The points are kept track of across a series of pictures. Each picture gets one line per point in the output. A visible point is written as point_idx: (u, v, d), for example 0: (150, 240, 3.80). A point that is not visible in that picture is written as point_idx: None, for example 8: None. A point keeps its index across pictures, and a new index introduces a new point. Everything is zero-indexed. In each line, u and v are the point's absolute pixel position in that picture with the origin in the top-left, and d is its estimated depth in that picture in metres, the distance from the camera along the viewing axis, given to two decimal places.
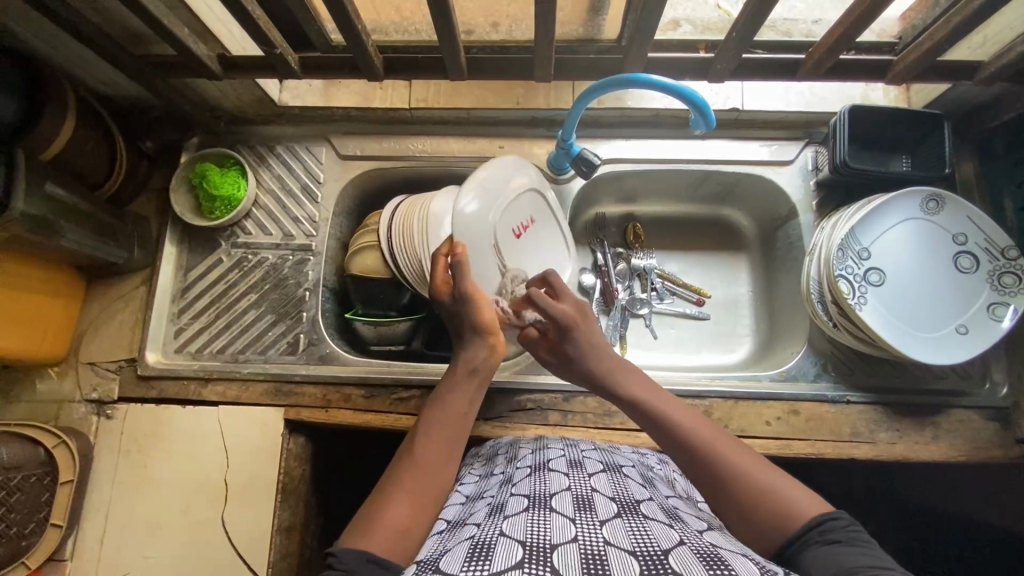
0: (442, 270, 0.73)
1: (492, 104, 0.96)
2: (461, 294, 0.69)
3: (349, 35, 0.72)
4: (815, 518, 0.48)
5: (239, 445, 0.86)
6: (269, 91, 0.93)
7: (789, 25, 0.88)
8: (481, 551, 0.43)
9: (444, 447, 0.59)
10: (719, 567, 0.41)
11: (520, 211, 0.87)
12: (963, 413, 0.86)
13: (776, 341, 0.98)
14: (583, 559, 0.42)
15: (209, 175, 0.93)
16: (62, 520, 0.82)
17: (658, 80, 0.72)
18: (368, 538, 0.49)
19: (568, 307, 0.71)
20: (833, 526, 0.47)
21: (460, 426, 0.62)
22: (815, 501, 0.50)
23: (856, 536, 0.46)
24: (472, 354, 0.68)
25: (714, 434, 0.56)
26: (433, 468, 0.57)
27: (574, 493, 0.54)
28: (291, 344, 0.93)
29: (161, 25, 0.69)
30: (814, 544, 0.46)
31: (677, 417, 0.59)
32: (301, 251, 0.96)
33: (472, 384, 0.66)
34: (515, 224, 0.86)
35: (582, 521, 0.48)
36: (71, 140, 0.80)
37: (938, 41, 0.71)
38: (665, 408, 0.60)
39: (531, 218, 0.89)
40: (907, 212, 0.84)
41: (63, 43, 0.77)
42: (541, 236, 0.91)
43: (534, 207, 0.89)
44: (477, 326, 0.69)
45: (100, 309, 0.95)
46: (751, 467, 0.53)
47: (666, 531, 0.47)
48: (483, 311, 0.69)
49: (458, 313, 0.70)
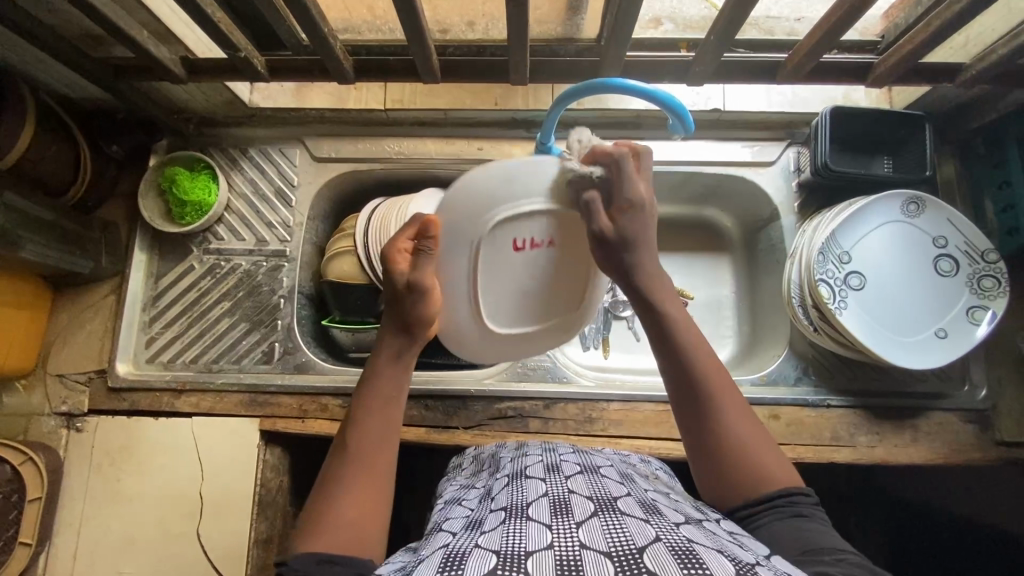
0: (408, 236, 0.60)
1: (470, 105, 0.94)
2: (414, 281, 0.58)
3: (315, 37, 0.69)
4: (784, 490, 0.52)
5: (213, 455, 0.85)
6: (239, 93, 0.90)
7: (772, 23, 0.86)
8: (454, 560, 0.43)
9: (380, 436, 0.56)
10: (694, 566, 0.40)
11: (541, 223, 0.57)
12: (943, 415, 0.86)
13: (760, 345, 0.98)
14: (557, 564, 0.41)
15: (179, 180, 0.90)
16: (32, 539, 0.80)
17: (635, 86, 0.67)
18: (314, 543, 0.48)
19: (642, 191, 0.54)
20: (800, 500, 0.51)
21: (392, 414, 0.57)
22: (788, 473, 0.54)
23: (817, 512, 0.51)
24: (393, 339, 0.60)
25: (717, 375, 0.56)
26: (373, 463, 0.54)
27: (551, 498, 0.53)
28: (266, 353, 0.91)
29: (118, 28, 0.66)
30: (780, 513, 0.51)
31: (699, 363, 0.56)
32: (275, 257, 0.94)
33: (396, 370, 0.60)
34: (515, 240, 0.58)
35: (558, 526, 0.47)
36: (33, 146, 0.77)
37: (919, 45, 0.70)
38: (688, 339, 0.57)
39: (555, 240, 0.58)
40: (886, 216, 0.83)
41: (19, 47, 0.73)
42: (566, 261, 0.60)
43: (576, 231, 0.58)
44: (411, 319, 0.59)
45: (68, 319, 0.92)
46: (734, 412, 0.55)
47: (641, 526, 0.46)
48: (432, 307, 0.59)
49: (402, 302, 0.59)
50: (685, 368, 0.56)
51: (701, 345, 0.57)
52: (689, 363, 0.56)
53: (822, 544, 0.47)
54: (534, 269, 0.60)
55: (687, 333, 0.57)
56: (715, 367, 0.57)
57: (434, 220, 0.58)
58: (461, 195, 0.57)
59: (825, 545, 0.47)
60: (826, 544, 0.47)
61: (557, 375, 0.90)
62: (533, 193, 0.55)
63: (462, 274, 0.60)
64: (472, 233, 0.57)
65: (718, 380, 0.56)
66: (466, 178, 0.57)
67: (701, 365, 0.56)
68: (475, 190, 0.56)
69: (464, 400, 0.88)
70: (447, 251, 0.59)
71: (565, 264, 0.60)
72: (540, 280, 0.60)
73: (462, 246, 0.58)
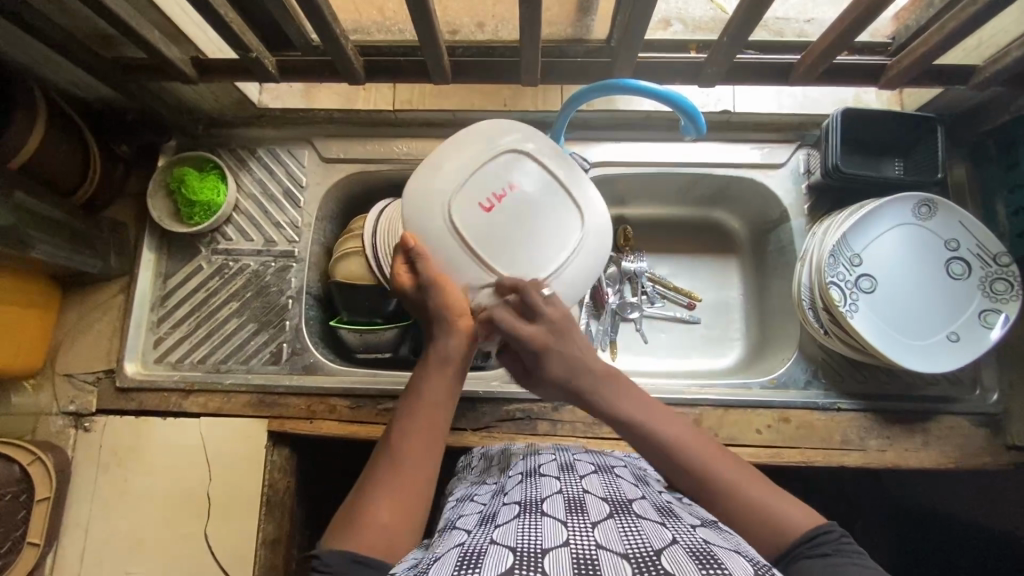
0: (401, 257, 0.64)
1: (479, 106, 0.94)
2: (422, 280, 0.61)
3: (327, 38, 0.69)
4: (807, 533, 0.48)
5: (222, 455, 0.85)
6: (248, 93, 0.90)
7: (781, 24, 0.85)
8: (470, 559, 0.42)
9: (426, 443, 0.56)
10: (712, 566, 0.40)
11: (489, 177, 0.63)
12: (955, 419, 0.85)
13: (768, 348, 0.97)
14: (574, 563, 0.41)
15: (188, 180, 0.90)
16: (40, 539, 0.80)
17: (648, 87, 0.69)
18: (348, 540, 0.48)
19: (541, 332, 0.59)
20: (825, 540, 0.47)
21: (438, 419, 0.58)
22: (804, 513, 0.50)
23: (847, 549, 0.47)
24: (440, 344, 0.60)
25: (678, 433, 0.55)
26: (419, 468, 0.54)
27: (566, 496, 0.53)
28: (274, 353, 0.91)
29: (129, 27, 0.66)
30: (805, 555, 0.47)
31: (675, 441, 0.55)
32: (283, 257, 0.94)
33: (449, 375, 0.60)
34: (478, 199, 0.63)
35: (574, 524, 0.47)
36: (43, 146, 0.77)
37: (935, 46, 0.69)
38: (655, 426, 0.56)
39: (510, 182, 0.63)
40: (898, 218, 0.82)
41: (30, 47, 0.73)
42: (541, 201, 0.64)
43: (521, 171, 0.64)
44: (441, 315, 0.60)
45: (76, 319, 0.92)
46: (704, 458, 0.53)
47: (658, 529, 0.46)
48: (449, 296, 0.61)
49: (424, 305, 0.62)
50: (644, 436, 0.56)
51: (673, 426, 0.56)
52: (665, 444, 0.55)
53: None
54: (517, 219, 0.63)
55: (655, 418, 0.57)
56: (694, 441, 0.55)
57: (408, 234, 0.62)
58: (414, 198, 0.63)
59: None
60: None
61: None
62: (470, 158, 0.63)
63: (459, 255, 0.62)
64: (440, 210, 0.62)
65: (700, 453, 0.54)
66: (410, 182, 0.64)
67: (680, 446, 0.54)
68: (422, 181, 0.63)
69: (472, 402, 0.88)
70: (436, 250, 0.62)
71: (540, 200, 0.64)
72: (524, 223, 0.63)
73: (443, 229, 0.62)
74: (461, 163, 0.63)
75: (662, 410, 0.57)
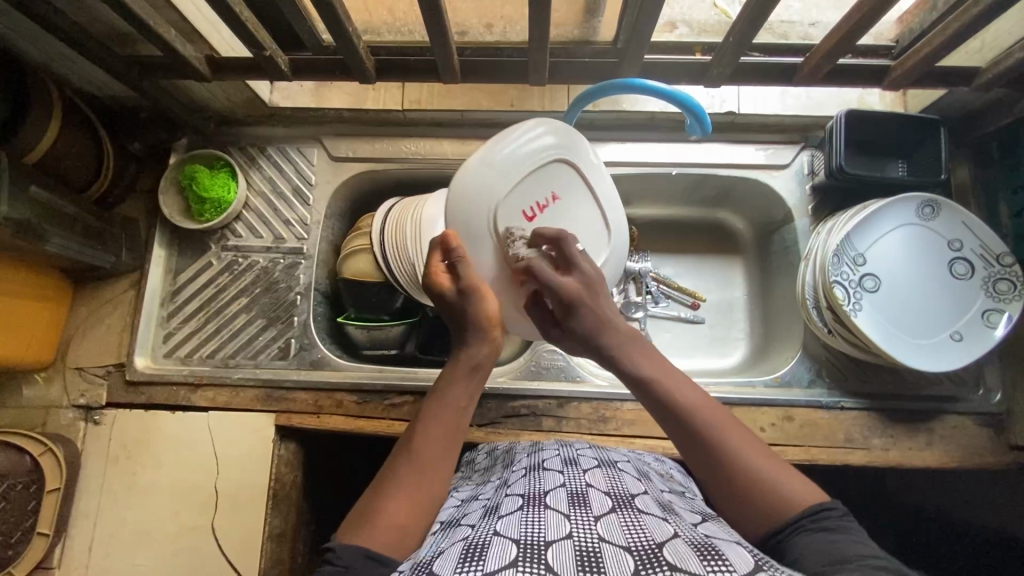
0: (439, 257, 0.66)
1: (485, 106, 0.95)
2: (462, 286, 0.63)
3: (339, 36, 0.70)
4: (809, 508, 0.49)
5: (231, 448, 0.86)
6: (260, 92, 0.91)
7: (786, 27, 0.87)
8: (474, 551, 0.43)
9: (443, 445, 0.57)
10: (714, 558, 0.40)
11: (534, 184, 0.65)
12: (958, 419, 0.86)
13: (772, 347, 0.98)
14: (577, 555, 0.41)
15: (199, 177, 0.91)
16: (50, 529, 0.81)
17: (655, 86, 0.69)
18: (364, 535, 0.49)
19: (573, 285, 0.63)
20: (826, 516, 0.48)
21: (457, 425, 0.59)
22: (811, 491, 0.51)
23: (847, 526, 0.48)
24: (471, 351, 0.64)
25: (701, 398, 0.58)
26: (433, 468, 0.55)
27: (569, 489, 0.54)
28: (282, 349, 0.92)
29: (146, 25, 0.67)
30: (806, 531, 0.48)
31: (690, 402, 0.57)
32: (292, 254, 0.95)
33: (473, 383, 0.63)
34: (524, 203, 0.65)
35: (576, 517, 0.47)
36: (57, 143, 0.79)
37: (937, 48, 0.70)
38: (673, 388, 0.59)
39: (551, 193, 0.66)
40: (901, 218, 0.83)
41: (48, 44, 0.75)
42: (575, 212, 0.68)
43: (562, 181, 0.67)
44: (478, 321, 0.64)
45: (88, 313, 0.93)
46: (720, 422, 0.56)
47: (660, 524, 0.47)
48: (488, 304, 0.64)
49: (460, 310, 0.64)
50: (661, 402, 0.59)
51: (688, 389, 0.59)
52: (682, 407, 0.57)
53: (849, 556, 0.44)
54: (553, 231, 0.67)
55: (670, 382, 0.60)
56: (709, 406, 0.57)
57: (451, 235, 0.63)
58: (459, 196, 0.63)
59: (855, 554, 0.45)
60: (853, 555, 0.44)
61: (571, 373, 0.90)
62: (519, 162, 0.64)
63: (495, 257, 0.65)
64: (485, 212, 0.63)
65: (715, 417, 0.56)
66: (461, 175, 0.63)
67: (696, 410, 0.57)
68: (474, 177, 0.63)
69: (478, 398, 0.88)
70: (475, 251, 0.65)
71: (575, 211, 0.68)
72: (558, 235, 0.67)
73: (488, 232, 0.64)
74: (512, 166, 0.63)
75: (678, 375, 0.61)
